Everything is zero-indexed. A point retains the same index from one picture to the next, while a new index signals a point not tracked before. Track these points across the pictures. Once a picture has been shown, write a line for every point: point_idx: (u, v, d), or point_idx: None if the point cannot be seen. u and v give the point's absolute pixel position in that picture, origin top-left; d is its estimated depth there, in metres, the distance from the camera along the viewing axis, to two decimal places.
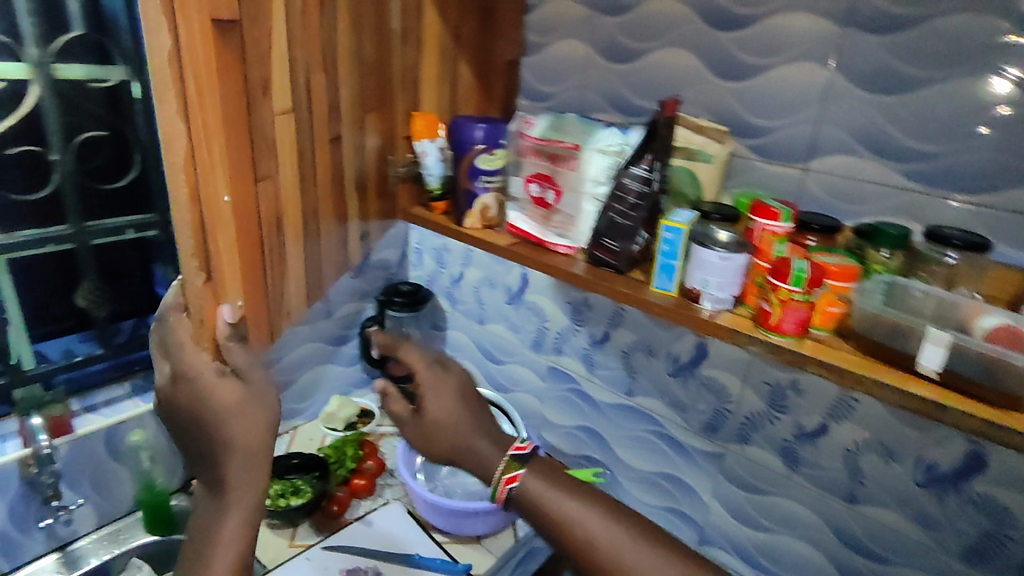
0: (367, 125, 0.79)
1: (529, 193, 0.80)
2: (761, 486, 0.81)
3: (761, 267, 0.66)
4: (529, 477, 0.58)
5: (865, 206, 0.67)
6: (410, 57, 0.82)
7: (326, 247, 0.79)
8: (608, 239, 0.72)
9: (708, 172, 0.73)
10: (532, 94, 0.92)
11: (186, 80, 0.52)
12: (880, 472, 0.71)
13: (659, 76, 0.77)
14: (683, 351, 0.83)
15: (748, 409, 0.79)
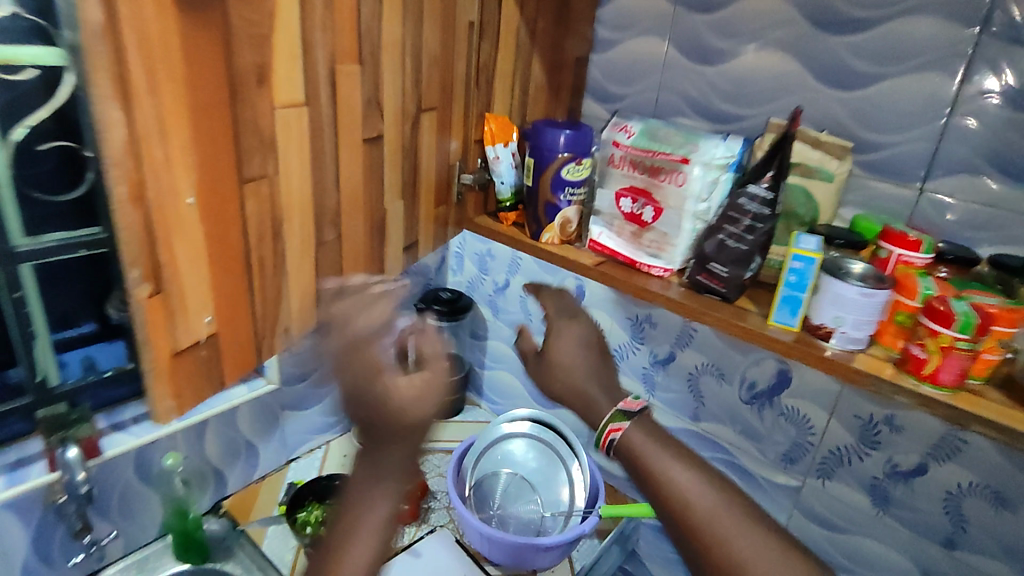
0: (422, 125, 0.69)
1: (620, 209, 0.80)
2: (842, 525, 0.77)
3: (908, 306, 0.60)
4: (635, 431, 0.52)
5: (984, 230, 0.65)
6: (486, 51, 0.77)
7: (353, 273, 0.61)
8: (717, 263, 0.72)
9: (824, 190, 0.70)
10: (600, 93, 0.91)
11: (128, 49, 0.34)
12: (988, 520, 0.66)
13: (754, 79, 0.76)
14: (761, 377, 0.79)
15: (836, 442, 0.75)
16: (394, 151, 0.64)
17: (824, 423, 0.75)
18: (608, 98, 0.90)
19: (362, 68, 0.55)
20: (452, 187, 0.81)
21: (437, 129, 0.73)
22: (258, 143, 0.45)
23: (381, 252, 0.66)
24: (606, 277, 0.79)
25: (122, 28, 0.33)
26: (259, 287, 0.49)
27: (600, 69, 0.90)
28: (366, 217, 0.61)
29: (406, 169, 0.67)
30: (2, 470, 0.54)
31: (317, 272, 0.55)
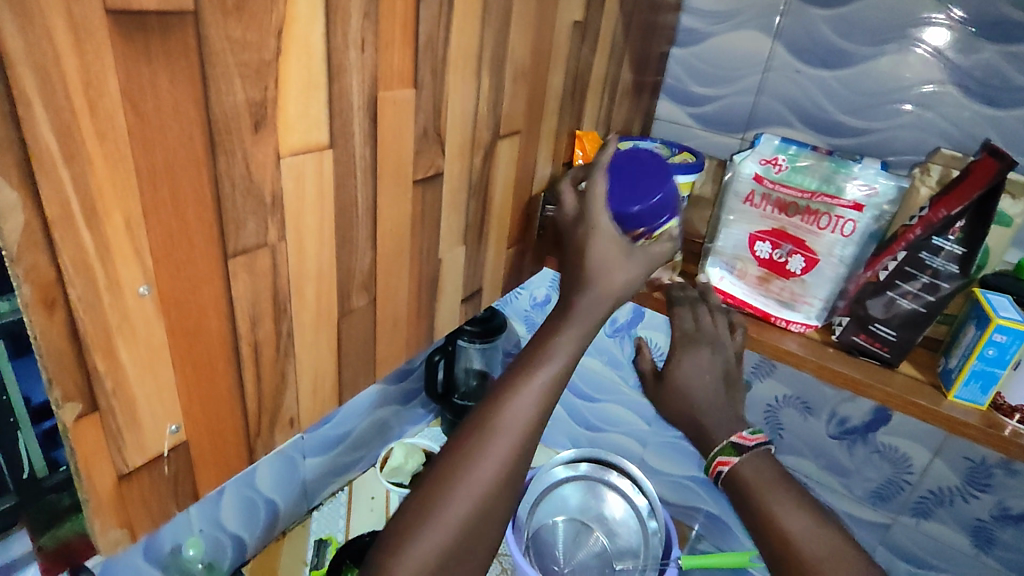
0: (499, 153, 0.55)
1: (754, 252, 0.62)
2: (934, 561, 0.73)
3: None
4: (750, 462, 0.45)
5: None
6: (584, 57, 0.62)
7: (387, 344, 0.49)
8: (883, 326, 0.55)
9: (1000, 237, 0.54)
10: (679, 95, 0.73)
11: (53, 109, 0.24)
12: None
13: (879, 85, 0.61)
14: (854, 413, 0.71)
15: (935, 483, 0.69)
16: (454, 190, 0.51)
17: (924, 460, 0.69)
18: (690, 101, 0.72)
19: (417, 95, 0.43)
20: (532, 222, 0.67)
21: (519, 161, 0.60)
22: (254, 204, 0.34)
23: (431, 308, 0.54)
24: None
25: (20, 72, 0.23)
26: (252, 378, 0.38)
27: (681, 66, 0.72)
28: (412, 272, 0.49)
29: (472, 209, 0.54)
30: None
31: (339, 349, 0.44)
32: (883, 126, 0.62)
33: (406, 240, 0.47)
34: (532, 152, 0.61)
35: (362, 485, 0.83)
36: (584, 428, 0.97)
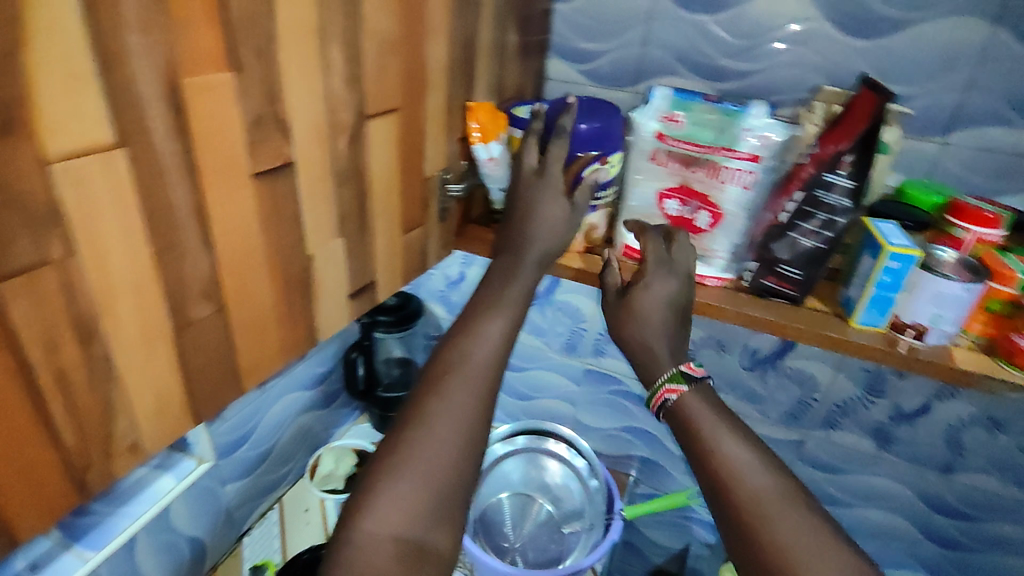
0: (371, 136, 0.51)
1: (664, 212, 0.66)
2: (839, 464, 0.97)
3: (1004, 291, 0.56)
4: (690, 395, 0.54)
5: (1013, 182, 0.72)
6: (471, 23, 0.61)
7: (252, 353, 0.46)
8: (789, 266, 0.61)
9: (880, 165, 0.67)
10: (571, 54, 0.87)
11: None
12: (982, 442, 0.86)
13: (749, 28, 0.76)
14: (765, 347, 0.92)
15: (838, 396, 0.91)
16: (318, 181, 0.47)
17: (828, 376, 0.90)
18: (578, 56, 0.87)
19: (239, 78, 0.38)
20: (432, 203, 0.63)
21: (405, 143, 0.56)
22: (20, 220, 0.30)
23: (309, 307, 0.50)
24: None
25: None
26: (64, 412, 0.34)
27: (566, 23, 0.85)
28: (272, 268, 0.45)
29: (344, 198, 0.50)
30: None
31: (183, 367, 0.40)
32: (744, 71, 0.79)
33: (259, 242, 0.43)
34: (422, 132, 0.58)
35: (294, 499, 1.05)
36: (519, 399, 1.21)
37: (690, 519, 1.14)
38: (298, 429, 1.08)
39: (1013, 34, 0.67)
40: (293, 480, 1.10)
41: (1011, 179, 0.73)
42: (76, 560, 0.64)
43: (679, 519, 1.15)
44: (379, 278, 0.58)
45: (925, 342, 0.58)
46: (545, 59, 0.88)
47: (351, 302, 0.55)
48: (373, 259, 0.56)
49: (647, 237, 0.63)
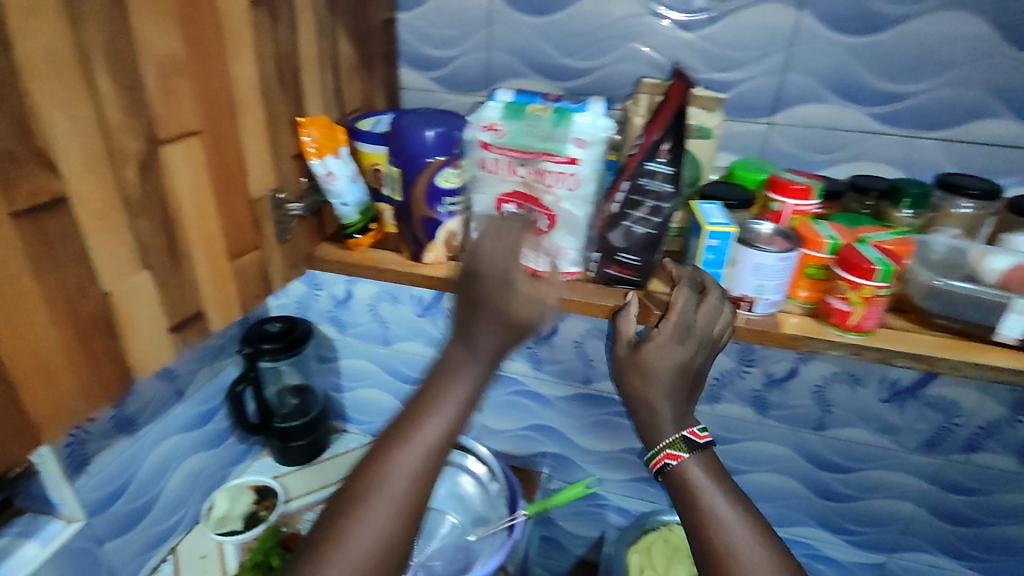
0: (167, 160, 0.50)
1: (505, 216, 0.66)
2: (727, 435, 1.02)
3: (816, 257, 0.60)
4: (693, 465, 0.56)
5: (835, 153, 0.77)
6: (285, 39, 0.60)
7: (47, 401, 0.44)
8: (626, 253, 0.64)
9: (705, 149, 0.68)
10: (420, 61, 0.86)
11: None
12: (848, 397, 0.93)
13: (586, 27, 0.78)
14: None
15: (719, 369, 0.96)
16: (103, 215, 0.45)
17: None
18: (425, 64, 0.86)
19: None
20: (265, 224, 0.62)
21: (211, 167, 0.54)
22: None
23: (114, 347, 0.48)
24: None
25: None
26: None
27: (410, 32, 0.84)
28: (57, 311, 0.43)
29: (143, 227, 0.49)
30: None
31: None
32: (585, 68, 0.81)
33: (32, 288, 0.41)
34: (233, 155, 0.57)
35: (192, 545, 1.04)
36: None
37: (600, 506, 1.19)
38: (184, 473, 1.04)
39: (815, 18, 0.71)
40: (185, 526, 1.06)
41: (833, 152, 0.77)
42: None
43: (591, 507, 1.20)
44: (203, 309, 0.56)
45: (752, 311, 0.62)
46: (397, 70, 0.86)
47: (172, 337, 0.54)
48: (191, 290, 0.54)
49: (682, 291, 0.59)
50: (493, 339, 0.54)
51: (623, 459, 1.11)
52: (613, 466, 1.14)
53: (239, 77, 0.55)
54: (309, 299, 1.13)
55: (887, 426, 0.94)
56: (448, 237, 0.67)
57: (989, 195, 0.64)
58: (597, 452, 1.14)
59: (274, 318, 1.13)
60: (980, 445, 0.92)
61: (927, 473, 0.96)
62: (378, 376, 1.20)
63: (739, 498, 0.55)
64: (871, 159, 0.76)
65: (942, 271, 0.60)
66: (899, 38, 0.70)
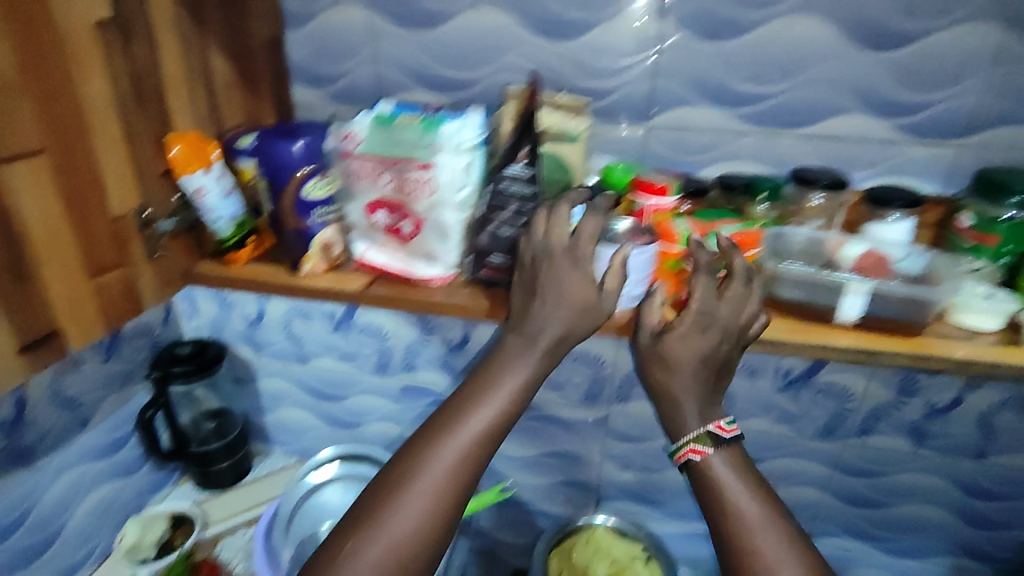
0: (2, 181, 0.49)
1: (375, 224, 0.67)
2: (641, 433, 1.07)
3: (672, 251, 0.65)
4: (716, 459, 0.56)
5: (708, 154, 0.81)
6: (143, 58, 0.61)
7: None
8: (496, 255, 0.66)
9: (574, 152, 0.71)
10: (309, 76, 0.86)
11: None
12: (748, 389, 0.97)
13: (472, 39, 0.80)
14: None
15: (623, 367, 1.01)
16: None
17: (611, 353, 1.00)
18: (317, 80, 0.85)
19: None
20: (130, 243, 0.63)
21: (60, 187, 0.55)
22: None
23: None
24: (384, 301, 0.68)
25: None
26: None
27: (301, 48, 0.84)
28: None
29: None
30: None
31: None
32: (474, 79, 0.82)
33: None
34: (87, 175, 0.57)
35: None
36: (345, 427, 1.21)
37: (532, 512, 1.21)
38: (92, 504, 1.02)
39: (676, 26, 0.74)
40: (99, 556, 1.04)
41: (706, 153, 0.81)
42: None
43: (521, 514, 1.21)
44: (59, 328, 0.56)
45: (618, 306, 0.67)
46: (288, 87, 0.86)
47: (25, 356, 0.54)
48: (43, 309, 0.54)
49: (699, 280, 0.61)
50: (554, 322, 0.58)
51: (545, 463, 1.13)
52: (538, 472, 1.16)
53: (89, 98, 0.56)
54: (222, 320, 1.13)
55: (786, 415, 0.98)
56: (323, 246, 0.68)
57: (836, 185, 0.68)
58: (522, 458, 1.15)
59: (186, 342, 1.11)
60: (872, 429, 0.96)
61: (828, 457, 1.00)
62: (298, 396, 1.20)
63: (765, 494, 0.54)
64: (742, 158, 0.80)
65: (799, 257, 0.70)
66: (756, 41, 0.73)
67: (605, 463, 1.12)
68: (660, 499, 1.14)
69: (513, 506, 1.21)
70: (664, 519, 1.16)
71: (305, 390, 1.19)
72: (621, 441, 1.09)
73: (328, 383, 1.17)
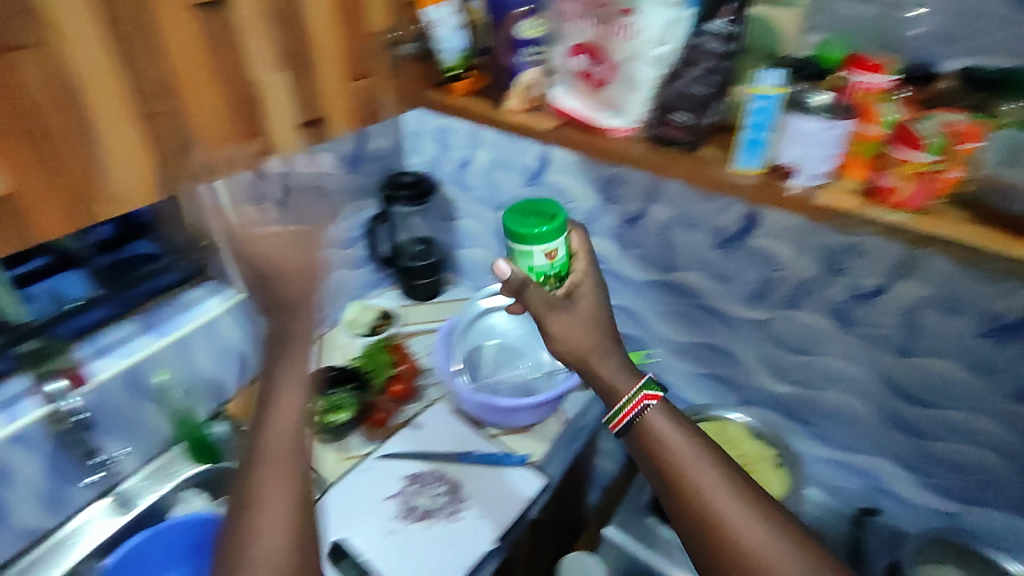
0: None
1: (573, 66, 0.79)
2: (804, 346, 1.02)
3: (873, 132, 0.65)
4: (655, 413, 0.76)
5: (968, 43, 0.69)
6: None
7: (216, 131, 0.84)
8: (680, 113, 0.72)
9: (789, 18, 0.74)
10: None
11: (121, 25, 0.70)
12: (939, 323, 0.88)
13: None
14: (730, 223, 0.98)
15: (802, 273, 0.96)
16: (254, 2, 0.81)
17: (790, 254, 0.95)
18: None
19: None
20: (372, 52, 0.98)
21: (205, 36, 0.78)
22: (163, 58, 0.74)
23: (84, 136, 0.70)
24: (570, 141, 0.80)
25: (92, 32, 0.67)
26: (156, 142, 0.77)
27: None
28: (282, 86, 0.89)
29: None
30: (9, 407, 0.88)
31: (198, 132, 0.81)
32: None
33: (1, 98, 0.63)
34: (148, 44, 0.72)
35: (330, 337, 1.29)
36: None
37: (674, 398, 1.25)
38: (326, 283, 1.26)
39: None
40: (331, 325, 1.32)
41: (966, 41, 0.69)
42: (148, 341, 1.00)
43: (665, 397, 1.25)
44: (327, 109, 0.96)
45: (796, 181, 0.68)
46: None
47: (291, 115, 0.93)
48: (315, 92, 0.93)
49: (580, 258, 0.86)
50: None
51: (699, 352, 1.15)
52: (688, 361, 1.17)
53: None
54: (438, 159, 1.28)
55: (982, 363, 0.87)
56: (526, 84, 0.84)
57: None
58: (676, 344, 1.17)
59: (409, 172, 1.26)
60: None
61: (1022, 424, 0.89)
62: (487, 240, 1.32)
63: (691, 430, 0.75)
64: (1012, 52, 0.67)
65: None
66: None
67: (760, 370, 1.10)
68: (812, 421, 1.10)
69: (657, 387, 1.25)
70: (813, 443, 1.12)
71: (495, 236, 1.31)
72: (783, 352, 1.05)
73: None
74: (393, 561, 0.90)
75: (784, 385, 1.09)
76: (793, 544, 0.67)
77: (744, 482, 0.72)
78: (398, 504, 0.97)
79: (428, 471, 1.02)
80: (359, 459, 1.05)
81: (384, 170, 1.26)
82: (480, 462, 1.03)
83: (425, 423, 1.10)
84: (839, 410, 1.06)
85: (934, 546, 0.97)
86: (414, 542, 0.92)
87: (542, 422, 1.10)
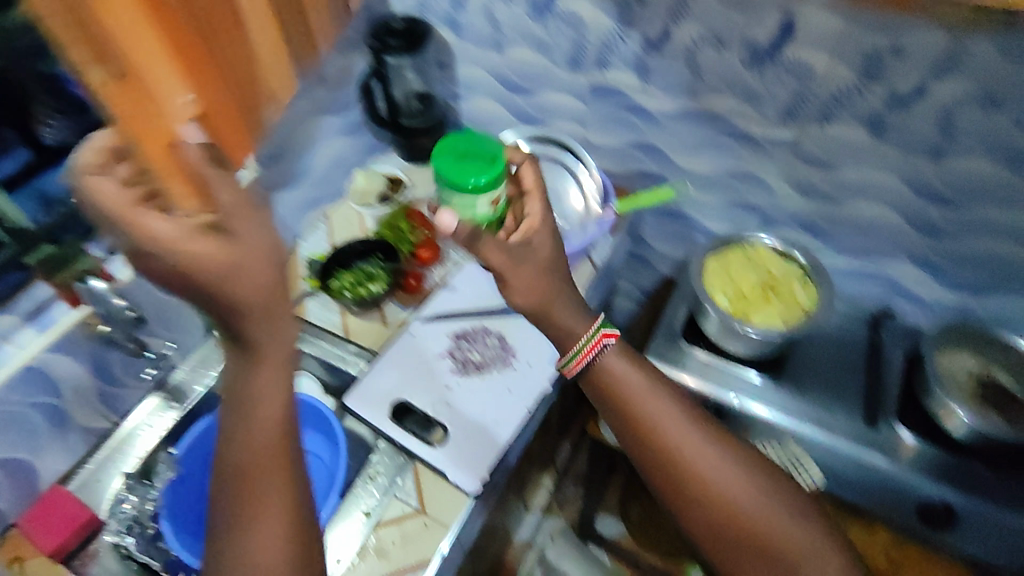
0: None
1: None
2: (832, 160, 1.02)
3: None
4: (612, 359, 0.85)
5: None
6: None
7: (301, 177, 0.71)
8: None
9: None
10: None
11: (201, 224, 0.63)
12: (977, 119, 0.87)
13: None
14: (763, 35, 0.91)
15: (839, 83, 0.91)
16: None
17: (826, 63, 0.90)
18: None
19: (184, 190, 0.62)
20: None
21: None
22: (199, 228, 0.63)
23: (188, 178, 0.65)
24: None
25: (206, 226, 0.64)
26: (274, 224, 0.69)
27: None
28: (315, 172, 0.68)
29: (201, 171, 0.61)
30: (38, 318, 0.85)
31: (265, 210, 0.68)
32: None
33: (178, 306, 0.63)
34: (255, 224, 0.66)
35: (338, 212, 1.25)
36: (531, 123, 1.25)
37: (692, 228, 1.27)
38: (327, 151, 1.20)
39: None
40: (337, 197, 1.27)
41: None
42: None
43: (683, 229, 1.28)
44: None
45: None
46: None
47: None
48: None
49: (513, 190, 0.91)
50: None
51: (723, 181, 1.14)
52: (711, 190, 1.17)
53: None
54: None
55: (1013, 154, 0.89)
56: None
57: None
58: (700, 174, 1.15)
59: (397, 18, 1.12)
60: None
61: None
62: (493, 87, 1.23)
63: (651, 374, 0.86)
64: None
65: None
66: None
67: (786, 190, 1.11)
68: (834, 234, 1.13)
69: (677, 220, 1.27)
70: (830, 254, 1.17)
71: (500, 82, 1.21)
72: (811, 168, 1.05)
73: (522, 75, 1.17)
74: (462, 408, 0.95)
75: (808, 203, 1.11)
76: (743, 466, 0.83)
77: (704, 421, 0.85)
78: (453, 361, 1.00)
79: (475, 328, 1.04)
80: (401, 326, 1.07)
81: (368, 17, 1.13)
82: (525, 316, 1.05)
83: (458, 284, 1.10)
84: (861, 221, 1.09)
85: (948, 331, 1.05)
86: (476, 391, 0.97)
87: (577, 268, 1.11)
